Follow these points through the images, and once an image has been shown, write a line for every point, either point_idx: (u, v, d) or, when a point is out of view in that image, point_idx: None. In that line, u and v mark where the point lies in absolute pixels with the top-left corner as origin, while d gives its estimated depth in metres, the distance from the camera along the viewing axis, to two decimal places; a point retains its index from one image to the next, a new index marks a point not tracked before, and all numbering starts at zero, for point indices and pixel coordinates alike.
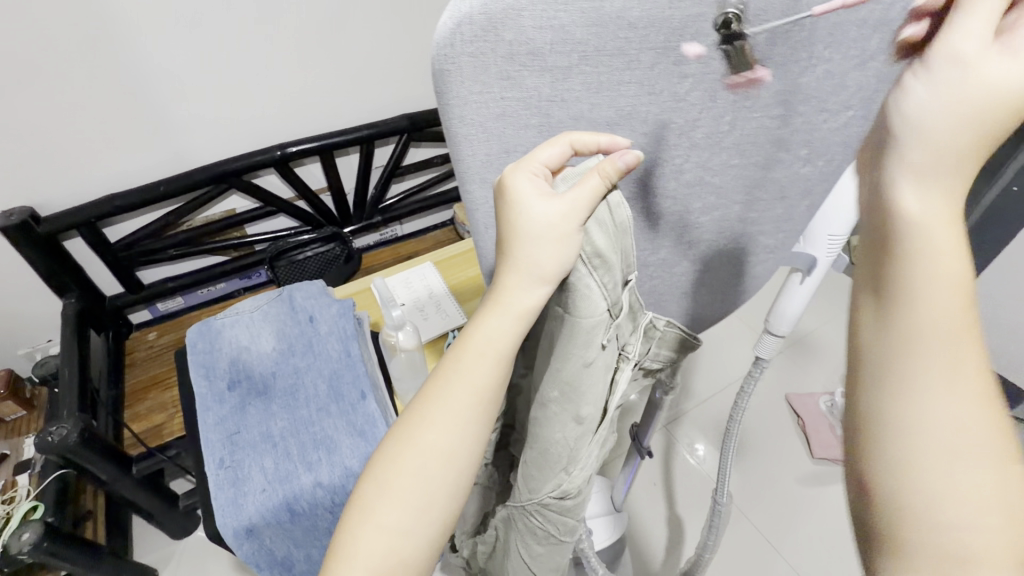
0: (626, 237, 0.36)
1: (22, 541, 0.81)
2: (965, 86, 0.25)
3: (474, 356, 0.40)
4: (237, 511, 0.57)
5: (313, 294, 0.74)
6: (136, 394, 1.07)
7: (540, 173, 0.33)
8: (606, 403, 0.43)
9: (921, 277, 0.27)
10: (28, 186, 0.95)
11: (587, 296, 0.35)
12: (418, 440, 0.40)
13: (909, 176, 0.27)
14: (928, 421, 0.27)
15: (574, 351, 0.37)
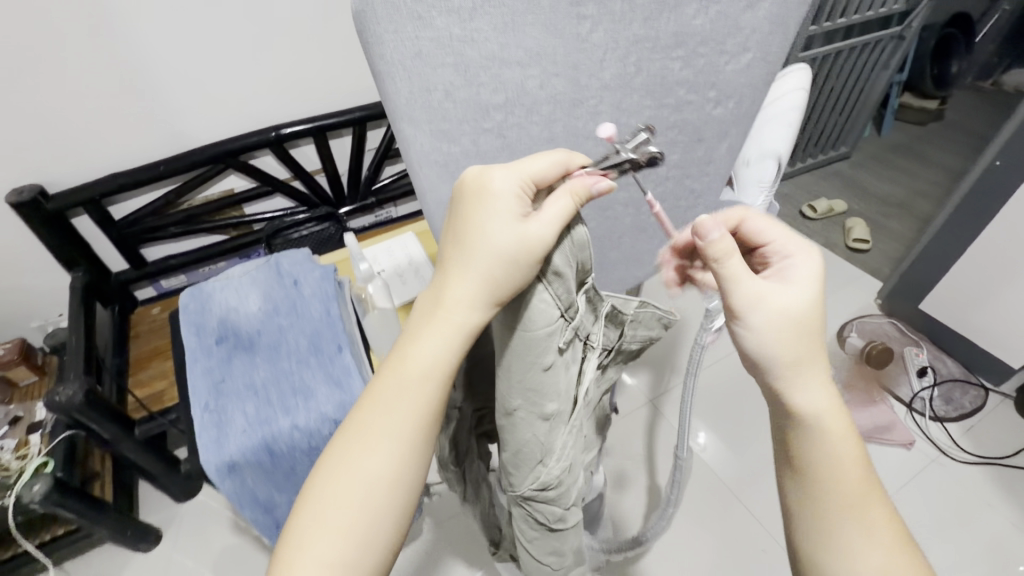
0: (585, 251, 0.43)
1: (33, 491, 0.87)
2: (779, 324, 0.43)
3: (419, 376, 0.44)
4: (219, 448, 0.62)
5: (298, 260, 0.78)
6: (140, 362, 1.14)
7: (521, 188, 0.42)
8: (575, 393, 0.50)
9: (824, 450, 0.43)
10: (37, 165, 1.01)
11: (542, 308, 0.43)
12: (362, 465, 0.42)
13: (797, 394, 0.43)
14: (874, 566, 0.42)
15: (533, 359, 0.44)
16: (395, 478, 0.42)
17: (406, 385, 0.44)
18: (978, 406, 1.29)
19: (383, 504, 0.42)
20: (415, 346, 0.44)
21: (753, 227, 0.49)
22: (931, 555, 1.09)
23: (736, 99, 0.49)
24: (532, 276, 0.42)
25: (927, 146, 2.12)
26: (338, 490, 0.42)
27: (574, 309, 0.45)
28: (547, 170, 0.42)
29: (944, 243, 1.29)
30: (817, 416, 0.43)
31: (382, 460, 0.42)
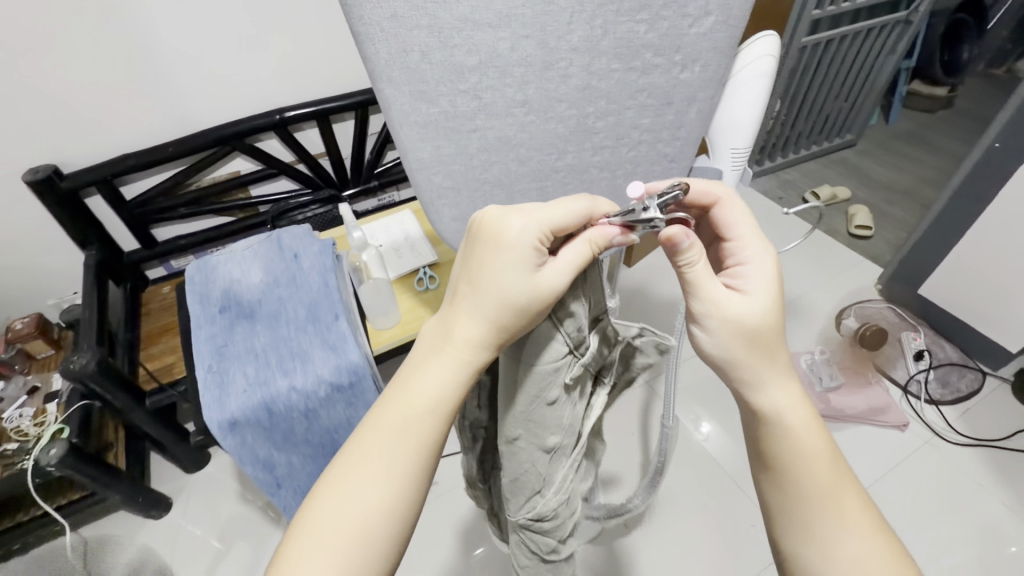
0: (599, 292, 0.50)
1: (50, 455, 0.91)
2: (734, 333, 0.47)
3: (424, 409, 0.45)
4: (221, 406, 0.65)
5: (299, 235, 0.80)
6: (151, 337, 1.18)
7: (539, 237, 0.45)
8: (582, 426, 0.55)
9: (790, 442, 0.46)
10: (49, 146, 1.04)
11: (549, 345, 0.46)
12: (364, 493, 0.43)
13: (762, 394, 0.47)
14: (855, 552, 0.43)
15: (534, 391, 0.48)
16: (393, 507, 0.43)
17: (412, 413, 0.45)
18: (975, 389, 1.30)
19: (381, 531, 0.42)
20: (421, 376, 0.46)
21: (725, 216, 0.51)
22: (921, 533, 1.10)
23: (707, 63, 0.46)
24: (543, 319, 0.46)
25: (934, 133, 2.09)
26: (337, 516, 0.42)
27: (582, 347, 0.48)
28: (565, 216, 0.45)
29: (944, 227, 1.28)
30: (780, 412, 0.47)
31: (385, 490, 0.43)
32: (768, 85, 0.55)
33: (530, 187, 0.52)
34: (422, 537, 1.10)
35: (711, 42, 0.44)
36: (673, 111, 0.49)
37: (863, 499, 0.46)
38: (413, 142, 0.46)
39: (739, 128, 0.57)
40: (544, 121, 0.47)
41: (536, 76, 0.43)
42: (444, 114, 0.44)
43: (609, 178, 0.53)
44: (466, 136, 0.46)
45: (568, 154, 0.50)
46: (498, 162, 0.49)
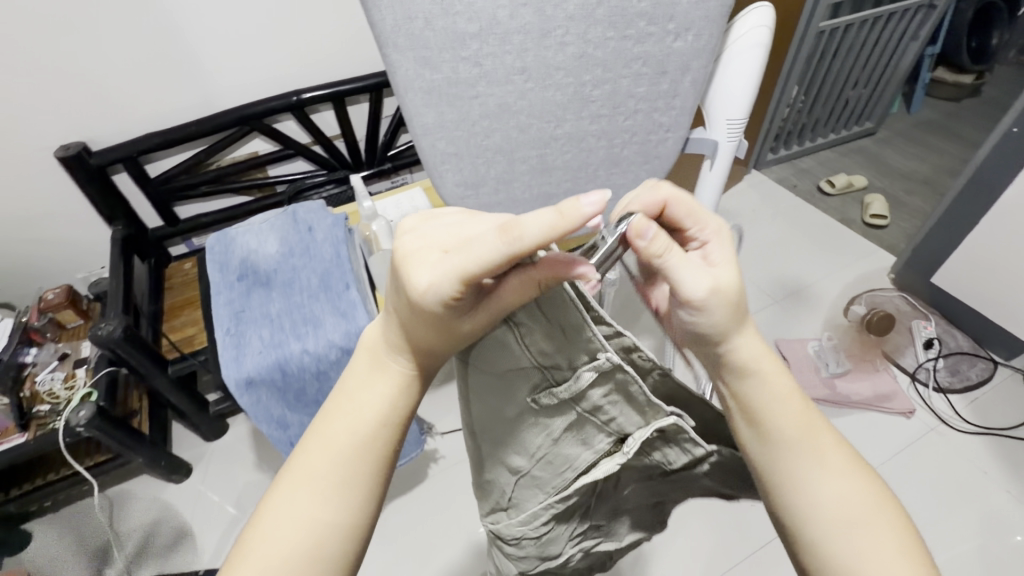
0: (578, 341, 0.34)
1: (80, 416, 0.97)
2: (721, 299, 0.37)
3: (375, 423, 0.39)
4: (238, 365, 0.69)
5: (314, 209, 0.84)
6: (173, 310, 1.23)
7: (454, 286, 0.33)
8: (574, 476, 0.42)
9: (766, 404, 0.40)
10: (79, 124, 1.09)
11: (507, 348, 0.37)
12: (311, 520, 0.37)
13: (738, 341, 0.39)
14: (844, 494, 0.40)
15: (502, 393, 0.40)
16: (353, 522, 0.38)
17: (358, 433, 0.39)
18: (985, 378, 1.29)
19: (332, 553, 0.37)
20: (364, 393, 0.40)
21: (680, 211, 0.38)
22: (927, 519, 1.10)
23: (700, 31, 0.47)
24: (493, 320, 0.36)
25: (959, 123, 2.05)
26: (282, 543, 0.37)
27: (558, 372, 0.36)
28: (488, 266, 0.31)
29: (960, 214, 1.26)
30: (756, 368, 0.40)
31: (335, 510, 0.38)
32: (765, 55, 0.57)
33: (530, 155, 0.54)
34: (430, 508, 1.14)
35: (704, 11, 0.46)
36: (668, 80, 0.50)
37: (834, 434, 0.42)
38: (417, 108, 0.49)
39: (737, 98, 0.59)
40: (543, 89, 0.49)
41: (534, 44, 0.45)
42: (447, 80, 0.47)
43: (607, 147, 0.55)
44: (468, 102, 0.49)
45: (566, 122, 0.52)
46: (499, 129, 0.51)
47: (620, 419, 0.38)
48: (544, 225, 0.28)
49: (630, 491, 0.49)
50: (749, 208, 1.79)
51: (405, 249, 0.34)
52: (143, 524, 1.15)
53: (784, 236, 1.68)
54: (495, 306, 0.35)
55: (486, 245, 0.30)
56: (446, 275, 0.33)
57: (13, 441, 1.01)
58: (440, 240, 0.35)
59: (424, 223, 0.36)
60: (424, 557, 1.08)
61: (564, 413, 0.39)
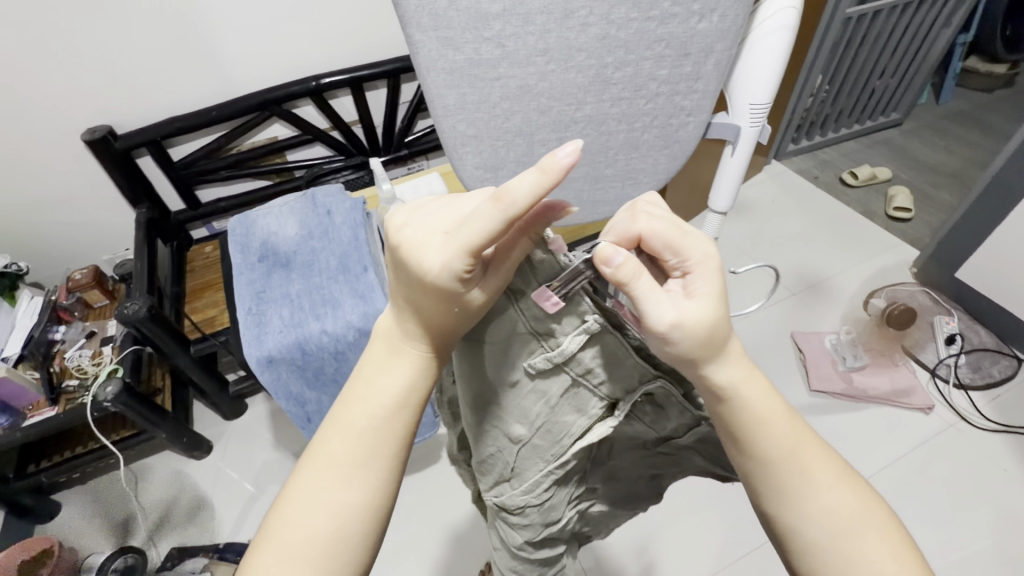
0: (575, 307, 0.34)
1: (107, 391, 1.00)
2: (698, 326, 0.36)
3: (390, 405, 0.39)
4: (260, 343, 0.71)
5: (332, 193, 0.85)
6: (195, 292, 1.24)
7: (465, 260, 0.34)
8: (574, 444, 0.42)
9: (751, 425, 0.39)
10: (104, 108, 1.11)
11: (501, 320, 0.38)
12: (332, 499, 0.38)
13: (716, 362, 0.39)
14: (833, 504, 0.39)
15: (498, 369, 0.40)
16: (372, 503, 0.39)
17: (376, 415, 0.39)
18: (1008, 375, 1.26)
19: (355, 534, 0.38)
20: (381, 374, 0.40)
21: (657, 243, 0.37)
22: (945, 517, 1.09)
23: (726, 12, 0.46)
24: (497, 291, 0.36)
25: (991, 115, 1.98)
26: (306, 523, 0.38)
27: (552, 337, 0.36)
28: (490, 233, 0.31)
29: (990, 208, 1.22)
30: (743, 393, 0.39)
31: (358, 491, 0.38)
32: (791, 39, 0.56)
33: (549, 138, 0.54)
34: (443, 488, 1.16)
35: None
36: (691, 63, 0.49)
37: (817, 441, 0.42)
38: (439, 89, 0.49)
39: (760, 82, 0.58)
40: (565, 70, 0.48)
41: (557, 25, 0.45)
42: (469, 61, 0.47)
43: (627, 131, 0.54)
44: (490, 84, 0.49)
45: (588, 105, 0.52)
46: (519, 113, 0.51)
47: (613, 382, 0.38)
48: (530, 183, 0.29)
49: (626, 457, 0.50)
50: (770, 199, 1.77)
51: (407, 240, 0.36)
52: (166, 497, 1.19)
53: (804, 229, 1.66)
54: (503, 272, 0.35)
55: (484, 218, 0.31)
56: (453, 250, 0.34)
57: (44, 414, 1.05)
58: (436, 225, 0.36)
59: (411, 217, 0.38)
60: (436, 536, 1.10)
61: (559, 379, 0.38)
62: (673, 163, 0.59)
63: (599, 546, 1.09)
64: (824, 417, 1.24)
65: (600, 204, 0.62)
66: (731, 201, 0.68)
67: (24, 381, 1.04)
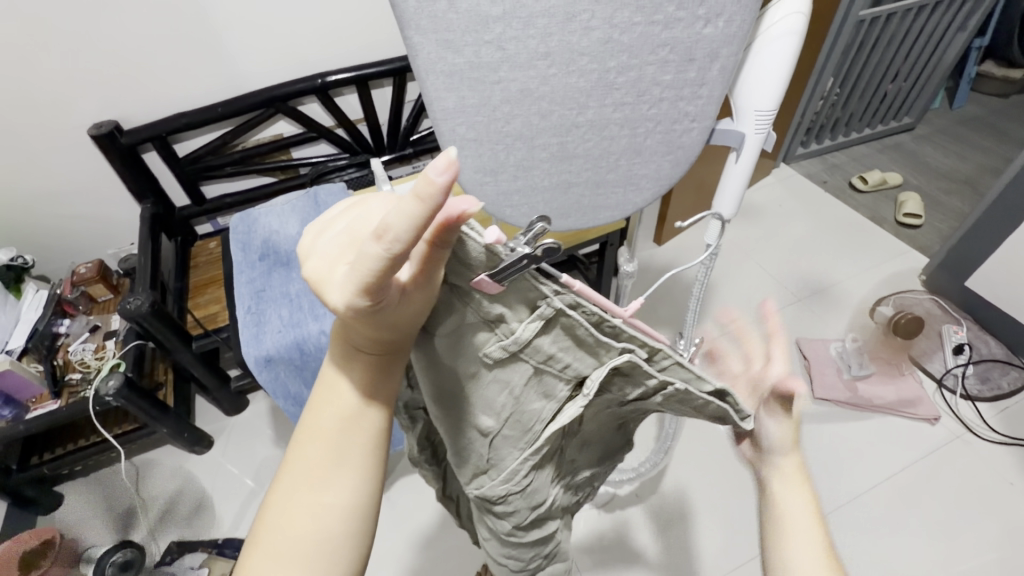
0: (521, 292, 0.32)
1: (109, 386, 1.00)
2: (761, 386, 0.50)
3: (351, 403, 0.37)
4: (258, 343, 0.72)
5: (335, 192, 0.85)
6: (198, 288, 1.25)
7: (375, 297, 0.29)
8: (547, 428, 0.41)
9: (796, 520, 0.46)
10: (111, 103, 1.12)
11: (447, 308, 0.35)
12: (315, 502, 0.37)
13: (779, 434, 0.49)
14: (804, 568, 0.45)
15: (458, 361, 0.38)
16: (355, 502, 0.38)
17: (345, 416, 0.37)
18: (1017, 387, 1.24)
19: (340, 533, 0.37)
20: (338, 382, 0.37)
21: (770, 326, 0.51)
22: (949, 528, 1.07)
23: (732, 17, 0.45)
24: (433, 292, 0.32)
25: (1005, 120, 1.95)
26: (293, 530, 0.37)
27: (505, 326, 0.34)
28: (388, 266, 0.27)
29: (1001, 216, 1.20)
30: (778, 451, 0.49)
31: (337, 492, 0.37)
32: (799, 45, 0.55)
33: (551, 142, 0.51)
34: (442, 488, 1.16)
35: None
36: (696, 68, 0.48)
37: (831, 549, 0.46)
38: (438, 92, 0.48)
39: (767, 87, 0.57)
40: (566, 72, 0.46)
41: (559, 28, 0.43)
42: (469, 64, 0.45)
43: (630, 136, 0.52)
44: (490, 87, 0.47)
45: (589, 110, 0.49)
46: (520, 116, 0.49)
47: (575, 363, 0.37)
48: (408, 215, 0.25)
49: (597, 424, 0.49)
50: (777, 202, 1.75)
51: (309, 279, 0.31)
52: (166, 491, 1.19)
53: (811, 233, 1.64)
54: (422, 289, 0.31)
55: (374, 258, 0.27)
56: (349, 289, 0.29)
57: (47, 407, 1.05)
58: (337, 253, 0.31)
59: (314, 241, 0.32)
60: (434, 534, 1.11)
61: (519, 368, 0.37)
62: (676, 169, 0.57)
63: (597, 547, 1.08)
64: (829, 425, 1.22)
65: (601, 209, 0.59)
66: (736, 208, 0.67)
67: (28, 373, 1.05)
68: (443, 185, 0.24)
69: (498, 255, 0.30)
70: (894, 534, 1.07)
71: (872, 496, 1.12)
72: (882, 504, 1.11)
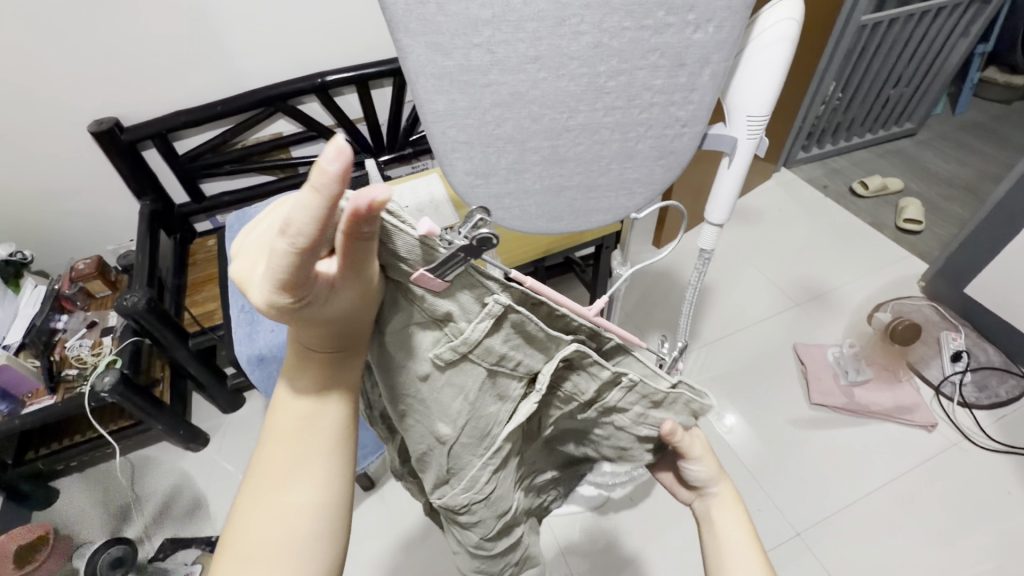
0: (465, 289, 0.34)
1: (105, 382, 1.00)
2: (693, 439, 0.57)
3: (313, 399, 0.38)
4: (251, 342, 0.72)
5: None
6: (195, 285, 1.25)
7: (294, 293, 0.30)
8: (506, 432, 0.43)
9: (731, 551, 0.51)
10: (111, 100, 1.12)
11: (393, 305, 0.37)
12: (281, 502, 0.37)
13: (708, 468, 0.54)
14: None
15: (407, 364, 0.39)
16: (324, 499, 0.38)
17: (306, 413, 0.38)
18: (1015, 395, 1.23)
19: (309, 532, 0.37)
20: (297, 383, 0.38)
21: None
22: (945, 537, 1.06)
23: (722, 23, 0.45)
24: (368, 284, 0.33)
25: (1008, 127, 1.94)
26: (261, 533, 0.37)
27: (453, 325, 0.36)
28: (299, 261, 0.28)
29: (1000, 223, 1.19)
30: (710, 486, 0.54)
31: (306, 489, 0.37)
32: (792, 50, 0.55)
33: (542, 145, 0.51)
34: None
35: (727, 2, 0.44)
36: (687, 73, 0.48)
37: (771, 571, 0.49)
38: (428, 94, 0.47)
39: (762, 92, 0.57)
40: (557, 77, 0.46)
41: (549, 32, 0.43)
42: (458, 67, 0.45)
43: (621, 141, 0.52)
44: (479, 90, 0.47)
45: (580, 114, 0.49)
46: (511, 119, 0.49)
47: (526, 361, 0.39)
48: (308, 209, 0.26)
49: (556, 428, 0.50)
50: (776, 206, 1.75)
51: (238, 278, 0.32)
52: (162, 488, 1.19)
53: (811, 238, 1.64)
54: (352, 282, 0.32)
55: (283, 254, 0.28)
56: (268, 287, 0.30)
57: (43, 402, 1.06)
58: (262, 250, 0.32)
59: (243, 241, 0.34)
60: (428, 536, 1.11)
61: (471, 370, 0.39)
62: (668, 173, 0.57)
63: (591, 550, 1.08)
64: (826, 432, 1.22)
65: (593, 213, 0.59)
66: (728, 213, 0.67)
67: (25, 369, 1.05)
68: (337, 176, 0.24)
69: (433, 247, 0.32)
70: (889, 542, 1.06)
71: (867, 503, 1.12)
72: (877, 511, 1.10)
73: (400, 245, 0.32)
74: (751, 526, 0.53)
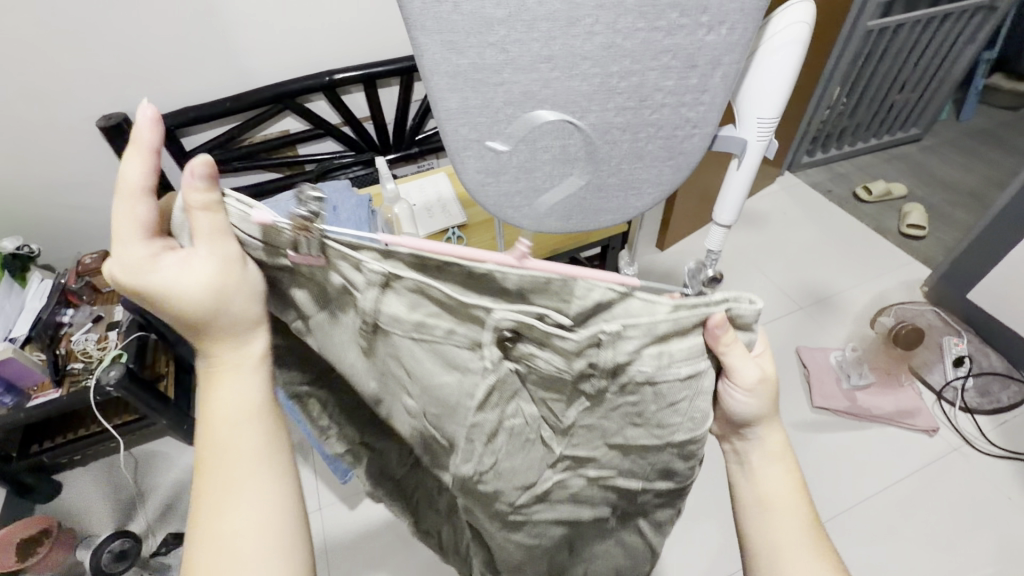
0: (336, 259, 0.38)
1: (110, 376, 1.01)
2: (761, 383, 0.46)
3: (228, 424, 0.41)
4: None
5: (339, 189, 0.90)
6: None
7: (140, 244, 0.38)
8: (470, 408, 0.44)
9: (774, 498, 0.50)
10: (119, 96, 1.13)
11: (304, 298, 0.44)
12: (229, 527, 0.40)
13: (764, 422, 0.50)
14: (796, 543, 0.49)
15: (347, 333, 0.46)
16: (269, 509, 0.41)
17: (230, 437, 0.41)
18: (1017, 401, 1.24)
19: (268, 540, 0.40)
20: (213, 408, 0.42)
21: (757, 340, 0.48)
22: (945, 541, 1.07)
23: (735, 25, 0.45)
24: (220, 260, 0.38)
25: (1012, 133, 1.95)
26: (217, 557, 0.39)
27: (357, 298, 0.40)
28: (135, 207, 0.37)
29: (1004, 230, 1.19)
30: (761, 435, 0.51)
31: (250, 504, 0.41)
32: (803, 54, 0.55)
33: (552, 145, 0.51)
34: None
35: (740, 4, 0.44)
36: (698, 75, 0.48)
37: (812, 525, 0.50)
38: (441, 92, 0.48)
39: (773, 95, 0.57)
40: (569, 77, 0.47)
41: (562, 32, 0.44)
42: (472, 65, 0.46)
43: (631, 141, 0.52)
44: (492, 89, 0.47)
45: (591, 113, 0.49)
46: (523, 119, 0.49)
47: (461, 330, 0.40)
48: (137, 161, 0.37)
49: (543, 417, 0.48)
50: (779, 210, 1.75)
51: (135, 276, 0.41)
52: (165, 482, 1.20)
53: (815, 241, 1.64)
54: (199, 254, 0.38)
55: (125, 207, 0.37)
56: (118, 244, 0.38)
57: (49, 395, 1.06)
58: None
59: None
60: None
61: (394, 339, 0.42)
62: (677, 174, 0.57)
63: None
64: (828, 435, 1.22)
65: (601, 213, 0.59)
66: (737, 214, 0.67)
67: (31, 362, 1.05)
68: (146, 126, 0.36)
69: (275, 227, 0.37)
70: (890, 545, 1.07)
71: (869, 506, 1.12)
72: (877, 515, 1.10)
73: (243, 225, 0.39)
74: (795, 474, 0.52)
